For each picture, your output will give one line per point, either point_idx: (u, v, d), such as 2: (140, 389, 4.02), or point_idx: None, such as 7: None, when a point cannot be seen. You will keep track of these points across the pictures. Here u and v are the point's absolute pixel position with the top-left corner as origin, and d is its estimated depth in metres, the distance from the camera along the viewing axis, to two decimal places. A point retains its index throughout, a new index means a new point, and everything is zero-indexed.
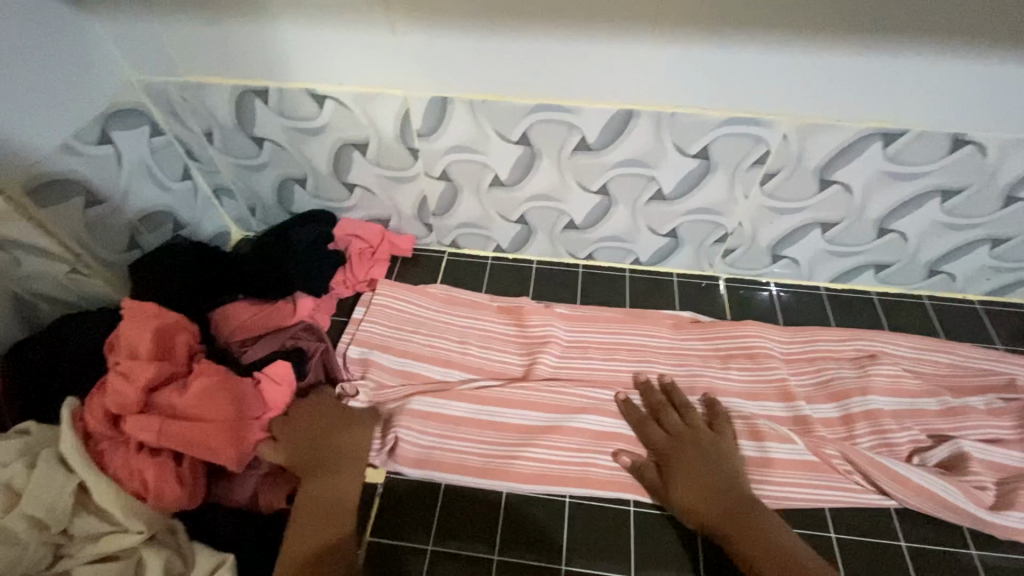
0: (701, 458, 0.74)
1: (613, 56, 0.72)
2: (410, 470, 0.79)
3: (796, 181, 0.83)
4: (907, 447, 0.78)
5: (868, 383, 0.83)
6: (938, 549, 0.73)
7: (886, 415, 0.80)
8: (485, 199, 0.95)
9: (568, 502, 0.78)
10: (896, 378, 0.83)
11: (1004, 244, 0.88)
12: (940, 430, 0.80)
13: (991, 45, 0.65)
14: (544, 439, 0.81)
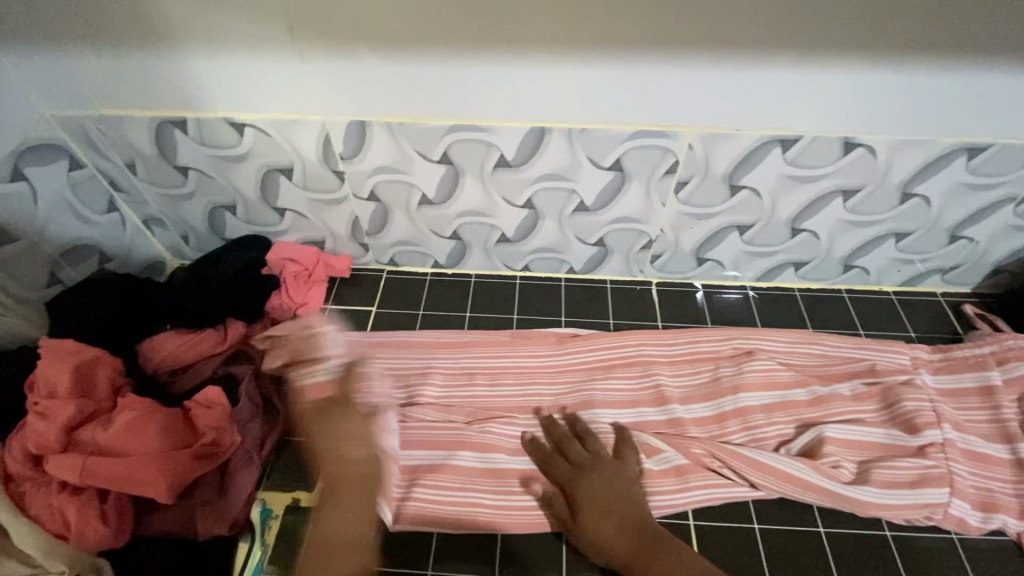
0: (607, 501, 0.73)
1: (518, 76, 0.75)
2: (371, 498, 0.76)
3: (707, 188, 0.87)
4: (774, 441, 0.81)
5: (742, 380, 0.84)
6: (856, 532, 0.75)
7: (756, 410, 0.82)
8: (415, 218, 0.96)
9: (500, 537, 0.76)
10: (772, 371, 0.85)
11: (907, 237, 0.93)
12: (808, 418, 0.81)
13: (861, 54, 0.70)
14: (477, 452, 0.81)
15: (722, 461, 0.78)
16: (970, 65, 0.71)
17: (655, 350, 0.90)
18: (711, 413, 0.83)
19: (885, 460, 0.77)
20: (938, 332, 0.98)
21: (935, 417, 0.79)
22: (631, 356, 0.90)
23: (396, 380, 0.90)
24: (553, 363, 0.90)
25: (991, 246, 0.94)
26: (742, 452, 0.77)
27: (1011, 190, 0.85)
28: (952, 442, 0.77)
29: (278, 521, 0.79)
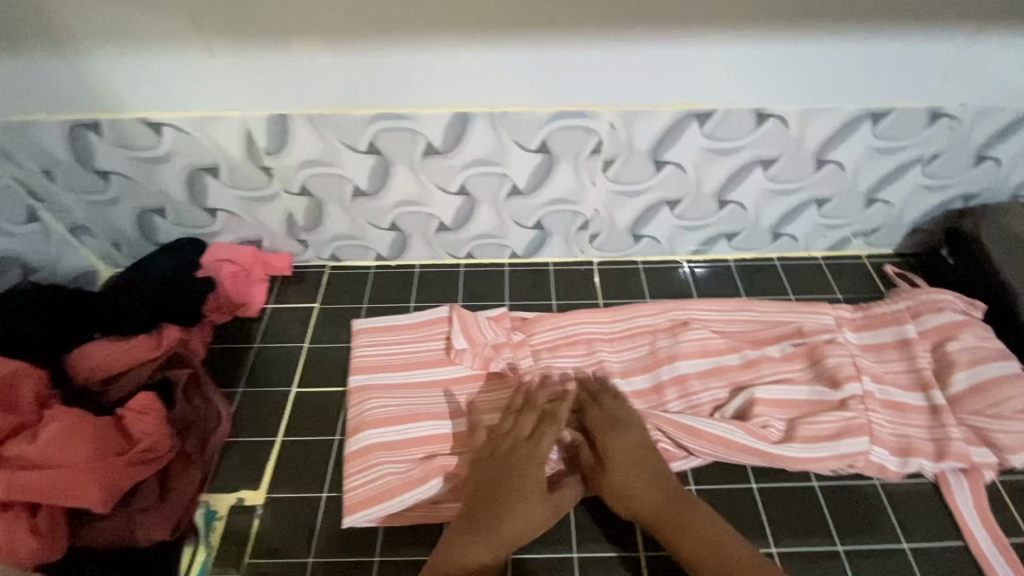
0: (650, 475, 0.72)
1: (431, 65, 0.77)
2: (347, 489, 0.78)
3: (633, 165, 0.89)
4: (709, 405, 0.84)
5: (679, 349, 0.88)
6: (787, 486, 0.79)
7: (691, 377, 0.86)
8: (351, 210, 0.96)
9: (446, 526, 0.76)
10: (705, 341, 0.89)
11: (828, 203, 0.96)
12: (740, 381, 0.85)
13: (755, 28, 0.73)
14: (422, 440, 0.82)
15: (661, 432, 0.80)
16: (860, 31, 0.74)
17: (599, 327, 0.92)
18: (648, 384, 0.86)
19: (813, 415, 0.80)
20: (865, 293, 1.02)
21: (857, 370, 0.83)
22: (573, 334, 0.91)
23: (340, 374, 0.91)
24: (494, 345, 0.90)
25: (907, 208, 0.98)
26: (668, 419, 0.80)
27: (917, 152, 0.88)
28: (871, 393, 0.81)
29: (222, 522, 0.79)
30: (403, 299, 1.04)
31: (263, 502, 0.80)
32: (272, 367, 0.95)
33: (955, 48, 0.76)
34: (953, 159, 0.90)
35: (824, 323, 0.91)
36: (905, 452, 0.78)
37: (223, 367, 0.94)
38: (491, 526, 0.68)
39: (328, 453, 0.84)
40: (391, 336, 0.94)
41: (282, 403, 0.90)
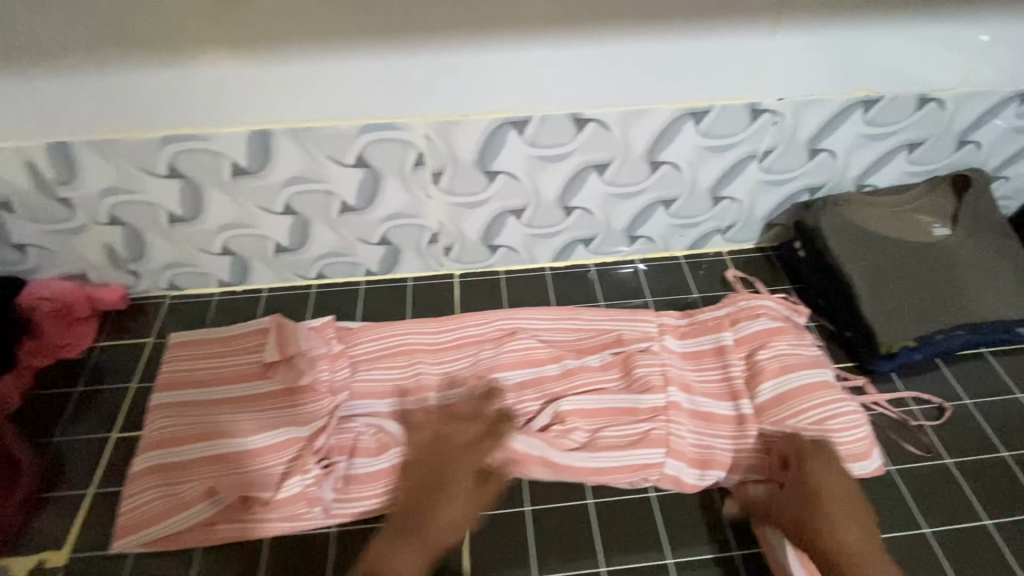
0: (858, 519, 0.67)
1: (212, 82, 0.72)
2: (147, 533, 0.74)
3: (463, 176, 0.85)
4: (537, 421, 0.83)
5: (499, 358, 0.91)
6: (619, 499, 0.78)
7: (506, 389, 0.88)
8: (174, 238, 0.90)
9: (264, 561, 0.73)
10: (529, 350, 0.92)
11: (675, 203, 0.95)
12: (555, 392, 0.87)
13: (547, 31, 0.71)
14: (238, 477, 0.78)
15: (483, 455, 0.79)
16: (655, 29, 0.71)
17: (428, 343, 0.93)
18: (465, 396, 0.88)
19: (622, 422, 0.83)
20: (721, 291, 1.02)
21: (662, 382, 0.86)
22: (396, 346, 0.93)
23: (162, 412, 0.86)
24: (311, 357, 0.90)
25: (755, 203, 0.97)
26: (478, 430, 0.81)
27: (749, 147, 0.86)
28: (675, 404, 0.83)
29: None
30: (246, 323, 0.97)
31: (70, 561, 0.74)
32: (98, 409, 0.89)
33: (762, 43, 0.74)
34: (787, 153, 0.88)
35: (647, 330, 0.94)
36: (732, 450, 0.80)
37: (38, 420, 0.87)
38: (433, 511, 0.68)
39: None
40: (216, 362, 0.91)
41: (104, 448, 0.85)
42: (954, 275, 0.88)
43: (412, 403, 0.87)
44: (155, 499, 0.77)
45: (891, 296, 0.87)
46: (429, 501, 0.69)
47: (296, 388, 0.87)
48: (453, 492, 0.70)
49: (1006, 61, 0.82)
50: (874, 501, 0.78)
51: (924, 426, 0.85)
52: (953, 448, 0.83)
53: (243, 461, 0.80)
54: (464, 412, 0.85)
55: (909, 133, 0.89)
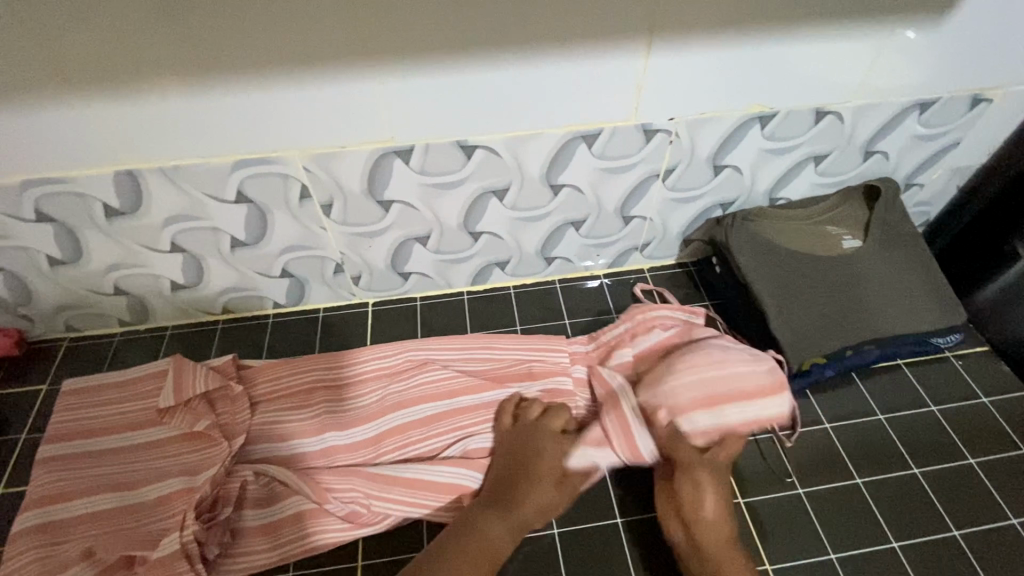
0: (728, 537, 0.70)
1: (57, 124, 0.67)
2: None
3: (355, 207, 0.83)
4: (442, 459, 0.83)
5: (408, 393, 0.89)
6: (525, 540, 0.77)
7: (413, 426, 0.86)
8: (59, 281, 0.86)
9: None
10: (439, 382, 0.89)
11: (584, 224, 0.93)
12: (464, 428, 0.85)
13: (420, 58, 0.66)
14: (131, 533, 0.77)
15: (382, 499, 0.78)
16: (527, 52, 0.67)
17: (335, 379, 0.91)
18: (369, 435, 0.86)
19: None
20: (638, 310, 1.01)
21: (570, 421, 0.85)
22: (299, 384, 0.90)
23: (52, 466, 0.83)
24: (209, 399, 0.87)
25: (667, 220, 0.95)
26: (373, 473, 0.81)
27: (649, 167, 0.84)
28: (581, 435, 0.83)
29: None
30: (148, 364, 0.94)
31: None
32: None
33: (639, 64, 0.71)
34: (690, 170, 0.86)
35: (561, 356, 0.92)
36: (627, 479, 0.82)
37: None
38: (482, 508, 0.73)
39: None
40: (114, 408, 0.88)
41: None
42: (861, 289, 0.87)
43: (316, 445, 0.85)
44: (32, 562, 0.74)
45: (800, 311, 0.85)
46: (518, 481, 0.75)
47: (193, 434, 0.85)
48: (537, 468, 0.76)
49: (903, 71, 0.80)
50: (781, 528, 0.76)
51: (835, 443, 0.84)
52: (863, 465, 0.82)
53: (137, 516, 0.78)
54: (368, 451, 0.85)
55: (814, 145, 0.87)
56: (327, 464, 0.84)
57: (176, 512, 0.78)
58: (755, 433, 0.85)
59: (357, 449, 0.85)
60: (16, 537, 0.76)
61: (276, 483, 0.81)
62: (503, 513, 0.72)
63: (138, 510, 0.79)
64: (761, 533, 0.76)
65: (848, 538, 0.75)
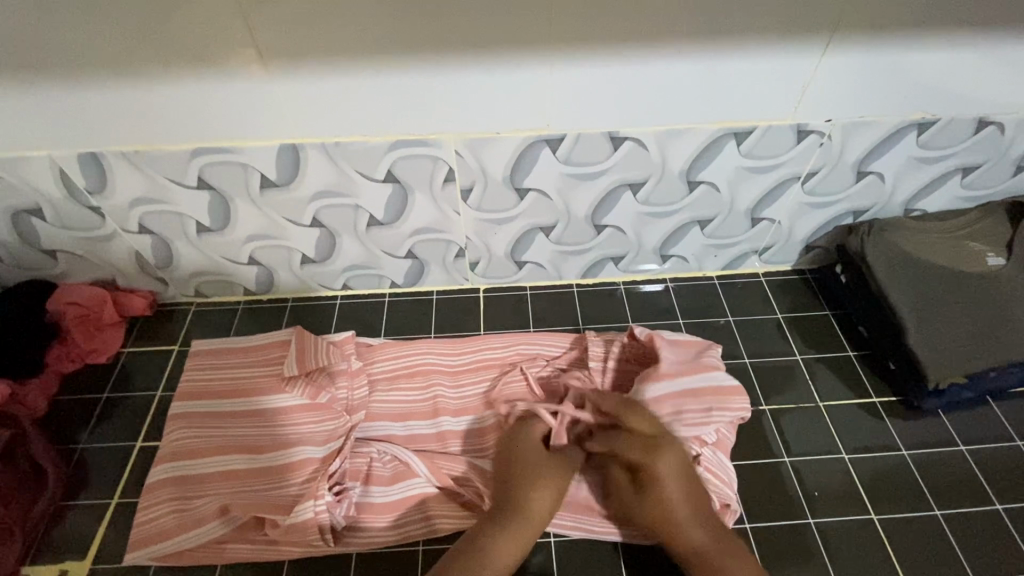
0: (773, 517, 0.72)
1: (241, 97, 0.69)
2: (169, 545, 0.75)
3: (492, 192, 0.83)
4: None
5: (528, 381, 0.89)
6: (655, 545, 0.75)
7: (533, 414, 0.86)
8: (202, 247, 0.89)
9: (286, 564, 0.75)
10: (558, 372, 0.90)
11: (711, 223, 0.91)
12: None
13: (596, 46, 0.66)
14: (263, 494, 0.78)
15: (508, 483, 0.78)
16: (703, 48, 0.67)
17: (455, 363, 0.92)
18: (483, 423, 0.86)
19: None
20: (754, 314, 0.99)
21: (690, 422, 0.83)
22: (415, 366, 0.91)
23: (183, 424, 0.85)
24: (331, 374, 0.88)
25: (795, 224, 0.93)
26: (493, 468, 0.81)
27: (792, 169, 0.83)
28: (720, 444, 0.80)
29: None
30: None
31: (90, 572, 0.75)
32: (123, 418, 0.89)
33: (811, 64, 0.70)
34: (832, 175, 0.85)
35: None
36: (753, 485, 0.80)
37: (63, 424, 0.88)
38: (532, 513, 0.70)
39: None
40: (239, 373, 0.90)
41: (128, 456, 0.85)
42: (1006, 308, 0.83)
43: (430, 427, 0.86)
44: (171, 514, 0.77)
45: (940, 327, 0.83)
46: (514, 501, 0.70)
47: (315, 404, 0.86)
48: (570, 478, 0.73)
49: None
50: (917, 550, 0.75)
51: (974, 468, 0.81)
52: (1002, 491, 0.79)
53: (267, 482, 0.79)
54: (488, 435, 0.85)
55: (963, 157, 0.85)
56: (441, 447, 0.84)
57: (304, 482, 0.79)
58: (884, 450, 0.83)
59: (472, 435, 0.85)
60: (155, 487, 0.79)
61: (397, 462, 0.82)
62: (514, 533, 0.68)
63: (269, 473, 0.80)
64: (898, 551, 0.74)
65: (989, 566, 0.73)
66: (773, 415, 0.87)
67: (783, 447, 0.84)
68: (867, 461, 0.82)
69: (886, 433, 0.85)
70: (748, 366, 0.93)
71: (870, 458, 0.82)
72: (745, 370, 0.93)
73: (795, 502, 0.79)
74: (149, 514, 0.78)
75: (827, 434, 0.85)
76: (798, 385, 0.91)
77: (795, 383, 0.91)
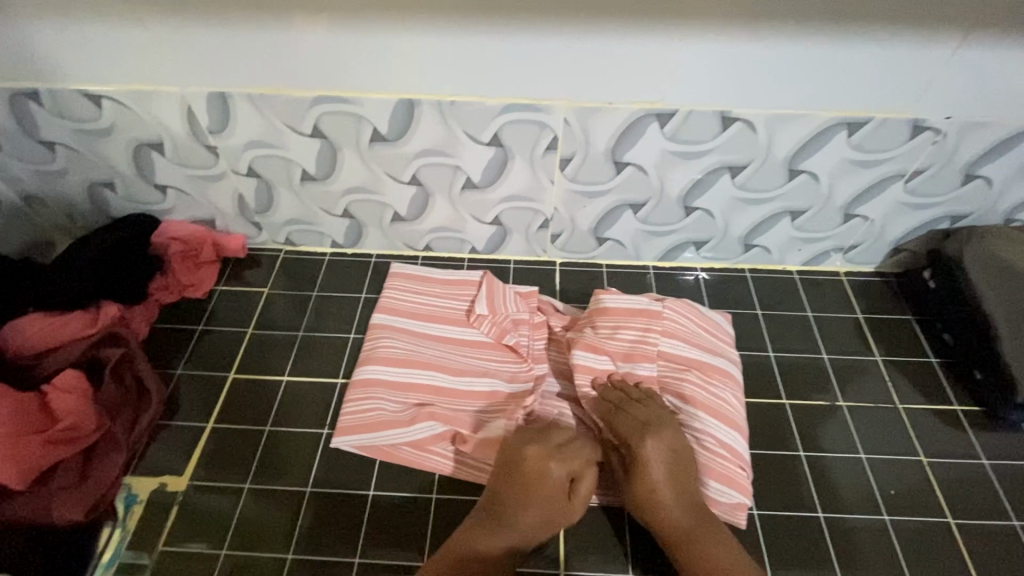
0: (679, 481, 0.72)
1: (372, 47, 0.72)
2: (270, 468, 0.81)
3: (591, 164, 0.84)
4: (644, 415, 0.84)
5: None
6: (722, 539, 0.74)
7: None
8: (302, 195, 0.93)
9: (371, 497, 0.78)
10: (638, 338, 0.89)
11: (803, 215, 0.90)
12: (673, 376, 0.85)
13: (728, 21, 0.67)
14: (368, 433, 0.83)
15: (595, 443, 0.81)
16: (833, 30, 0.67)
17: (534, 328, 0.93)
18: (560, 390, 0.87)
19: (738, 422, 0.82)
20: (835, 312, 0.98)
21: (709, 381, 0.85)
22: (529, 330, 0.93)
23: None
24: (417, 328, 0.93)
25: (888, 223, 0.92)
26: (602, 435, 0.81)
27: (899, 166, 0.82)
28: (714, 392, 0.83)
29: (141, 506, 0.78)
30: (356, 290, 1.01)
31: (186, 487, 0.80)
32: (215, 351, 0.94)
33: (940, 57, 0.70)
34: (937, 176, 0.83)
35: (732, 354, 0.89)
36: (829, 478, 0.80)
37: (162, 350, 0.93)
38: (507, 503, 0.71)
39: (260, 441, 0.84)
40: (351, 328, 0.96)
41: (221, 386, 0.90)
42: None
43: (498, 386, 0.87)
44: None
45: None
46: (516, 492, 0.71)
47: (396, 359, 0.89)
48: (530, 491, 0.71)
49: None
50: (994, 557, 0.74)
51: None
52: None
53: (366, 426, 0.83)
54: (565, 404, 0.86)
55: None
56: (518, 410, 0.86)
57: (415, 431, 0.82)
58: (964, 458, 0.82)
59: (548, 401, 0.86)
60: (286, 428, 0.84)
61: (496, 416, 0.83)
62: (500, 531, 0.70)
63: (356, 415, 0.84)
64: (976, 558, 0.74)
65: None
66: (849, 411, 0.87)
67: (858, 444, 0.84)
68: (945, 466, 0.82)
69: (966, 442, 0.84)
70: (826, 362, 0.92)
71: (949, 464, 0.82)
72: (823, 366, 0.92)
73: (871, 499, 0.79)
74: (254, 439, 0.84)
75: (903, 436, 0.85)
76: (876, 385, 0.90)
77: (874, 383, 0.90)
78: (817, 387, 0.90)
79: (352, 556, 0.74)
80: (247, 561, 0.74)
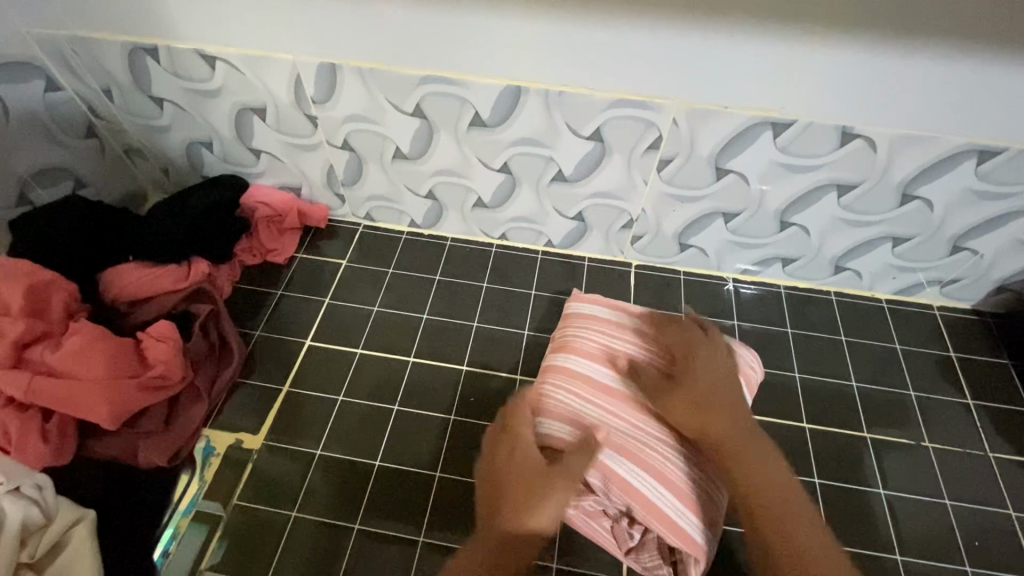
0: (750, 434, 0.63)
1: (492, 32, 0.71)
2: (342, 440, 0.82)
3: (691, 168, 0.81)
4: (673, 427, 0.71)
5: None
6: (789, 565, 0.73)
7: None
8: (391, 172, 0.93)
9: (438, 478, 0.79)
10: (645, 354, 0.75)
11: (906, 242, 0.86)
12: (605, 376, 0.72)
13: (873, 34, 0.63)
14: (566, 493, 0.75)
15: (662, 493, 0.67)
16: (990, 51, 0.62)
17: None
18: None
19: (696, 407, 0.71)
20: (926, 347, 0.93)
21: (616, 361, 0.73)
22: None
23: None
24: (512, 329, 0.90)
25: (998, 260, 0.87)
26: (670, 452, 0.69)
27: None
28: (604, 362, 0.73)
29: (218, 460, 0.81)
30: (431, 271, 1.01)
31: (260, 447, 0.82)
32: (292, 317, 0.95)
33: None
34: None
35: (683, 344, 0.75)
36: (908, 520, 0.77)
37: (243, 310, 0.96)
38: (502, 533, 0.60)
39: (332, 411, 0.85)
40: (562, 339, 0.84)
41: (298, 352, 0.91)
42: None
43: None
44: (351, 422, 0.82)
45: None
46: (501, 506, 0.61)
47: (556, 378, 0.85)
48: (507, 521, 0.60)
49: None
50: None
51: None
52: None
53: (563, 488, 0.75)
54: None
55: None
56: None
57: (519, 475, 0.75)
58: None
59: None
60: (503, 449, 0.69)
61: None
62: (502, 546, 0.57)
63: None
64: None
65: None
66: (935, 453, 0.83)
67: (942, 488, 0.80)
68: None
69: None
70: (912, 399, 0.88)
71: None
72: (909, 402, 0.88)
73: (951, 546, 0.75)
74: (328, 408, 0.86)
75: (992, 487, 0.80)
76: (965, 429, 0.85)
77: (962, 427, 0.86)
78: (901, 424, 0.86)
79: (418, 534, 0.75)
80: (316, 528, 0.75)
